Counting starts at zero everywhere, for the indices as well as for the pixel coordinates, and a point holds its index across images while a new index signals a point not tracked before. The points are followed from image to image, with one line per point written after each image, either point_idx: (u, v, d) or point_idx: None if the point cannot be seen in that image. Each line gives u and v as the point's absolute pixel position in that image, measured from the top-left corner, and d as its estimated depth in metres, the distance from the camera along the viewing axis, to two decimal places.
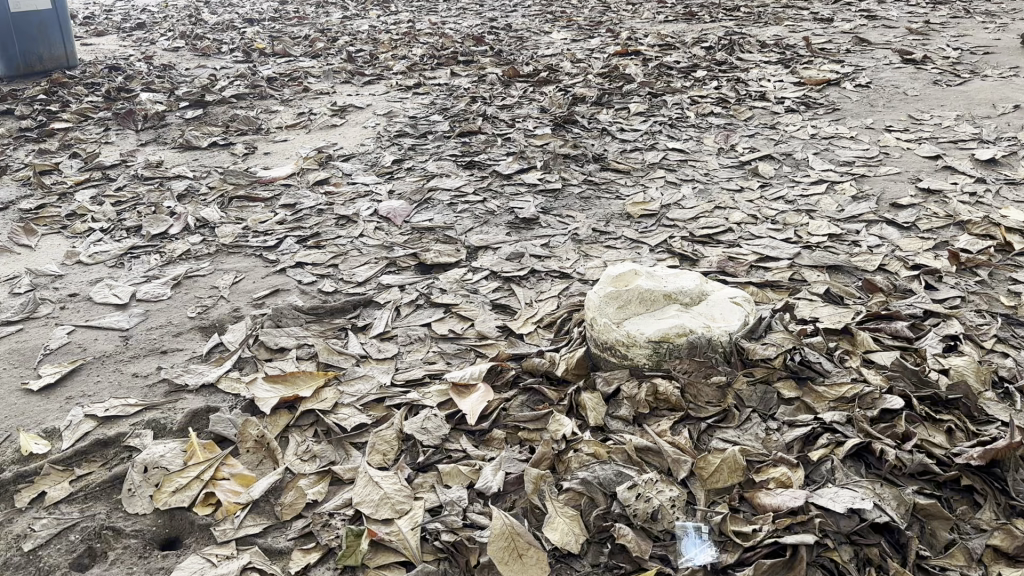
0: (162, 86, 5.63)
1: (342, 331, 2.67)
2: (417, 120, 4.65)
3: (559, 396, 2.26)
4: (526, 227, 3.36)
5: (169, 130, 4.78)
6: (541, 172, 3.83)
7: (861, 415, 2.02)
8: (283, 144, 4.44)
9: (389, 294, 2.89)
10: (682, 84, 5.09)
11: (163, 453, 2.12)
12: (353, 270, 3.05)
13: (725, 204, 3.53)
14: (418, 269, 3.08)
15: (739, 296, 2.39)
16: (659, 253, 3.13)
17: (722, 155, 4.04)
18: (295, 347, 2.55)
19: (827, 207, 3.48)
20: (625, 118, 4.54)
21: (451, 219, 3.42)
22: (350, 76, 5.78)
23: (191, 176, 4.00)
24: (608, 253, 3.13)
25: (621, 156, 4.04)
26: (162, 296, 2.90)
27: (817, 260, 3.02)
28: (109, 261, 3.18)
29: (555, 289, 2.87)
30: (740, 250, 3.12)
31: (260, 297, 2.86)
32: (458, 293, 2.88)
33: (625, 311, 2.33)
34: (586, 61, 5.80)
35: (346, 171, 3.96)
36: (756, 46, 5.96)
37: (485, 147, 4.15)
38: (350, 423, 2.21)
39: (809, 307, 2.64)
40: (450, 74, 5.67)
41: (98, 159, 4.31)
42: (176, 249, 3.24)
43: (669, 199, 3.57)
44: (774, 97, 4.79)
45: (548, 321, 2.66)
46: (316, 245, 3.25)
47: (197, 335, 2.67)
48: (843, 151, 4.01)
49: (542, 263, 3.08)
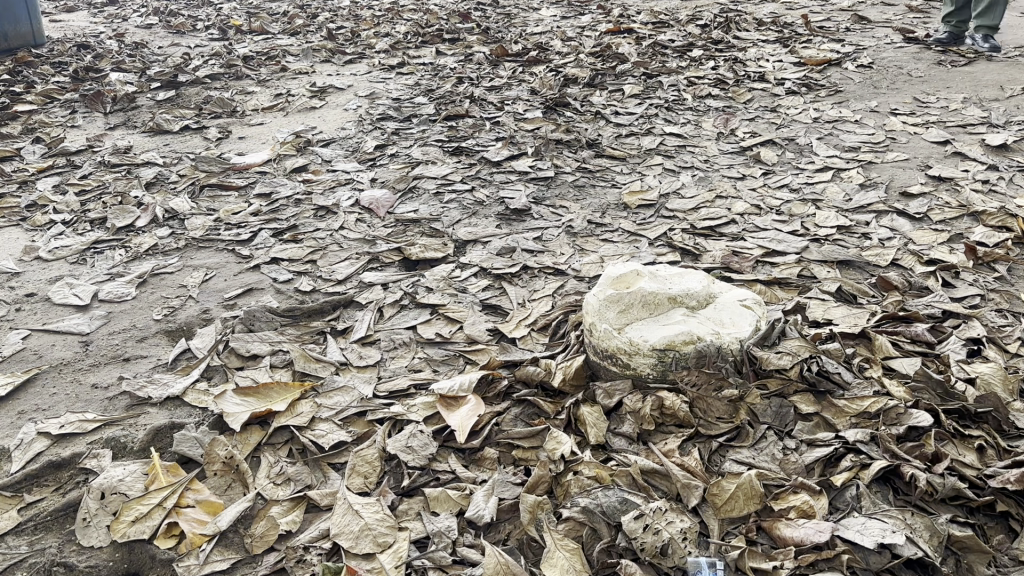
0: (132, 66, 5.37)
1: (320, 336, 2.47)
2: (401, 102, 4.43)
3: (556, 409, 2.09)
4: (517, 218, 3.17)
5: (139, 113, 4.54)
6: (532, 158, 3.64)
7: (888, 434, 1.85)
8: (258, 128, 4.21)
9: (372, 293, 2.69)
10: (677, 64, 4.88)
11: (122, 477, 1.93)
12: (332, 267, 2.85)
13: (727, 192, 3.35)
14: (402, 265, 2.88)
15: (750, 299, 2.20)
16: (658, 247, 2.94)
17: (721, 140, 3.85)
18: (269, 354, 2.35)
19: (834, 197, 3.30)
20: (619, 100, 4.34)
21: (437, 210, 3.22)
22: (329, 55, 5.53)
23: (160, 163, 3.77)
24: (605, 248, 2.95)
25: (616, 141, 3.84)
26: (126, 296, 2.69)
27: (826, 254, 2.85)
28: (70, 257, 2.96)
29: (549, 288, 2.69)
30: (744, 243, 2.94)
31: (232, 297, 2.66)
32: (445, 293, 2.68)
33: (626, 317, 2.14)
34: (576, 39, 5.58)
35: (325, 158, 3.75)
36: (753, 24, 5.75)
37: (473, 132, 3.94)
38: (328, 441, 2.02)
39: (822, 308, 2.47)
40: (435, 53, 5.43)
41: (62, 144, 4.07)
42: (142, 244, 3.02)
43: (667, 188, 3.38)
44: (774, 78, 4.60)
45: (543, 324, 2.48)
46: (292, 239, 3.04)
47: (163, 340, 2.47)
48: (848, 136, 3.83)
49: (535, 258, 2.89)
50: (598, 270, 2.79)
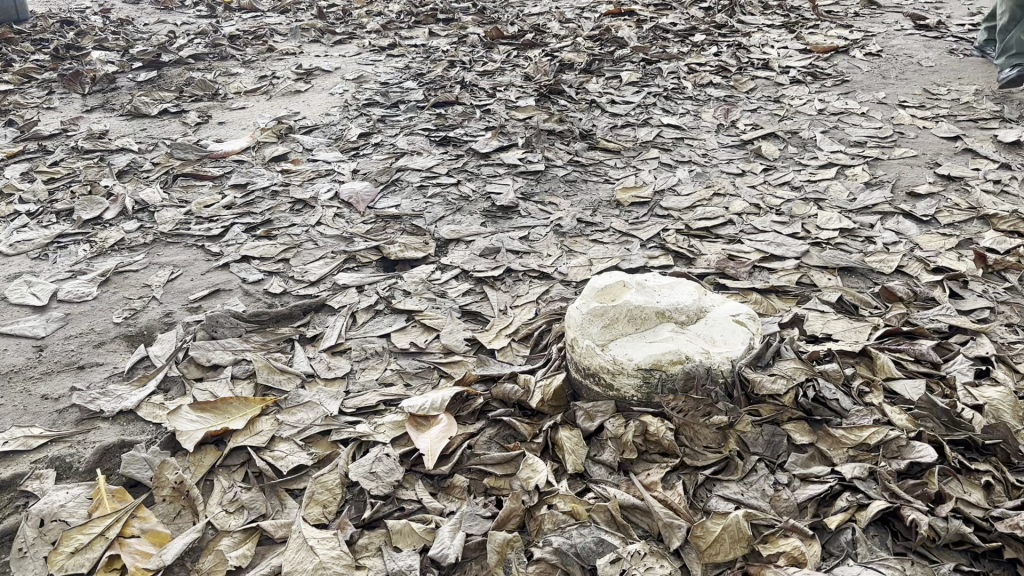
0: (115, 44, 5.19)
1: (288, 344, 2.33)
2: (390, 87, 4.26)
3: (532, 431, 1.94)
4: (503, 215, 3.02)
5: (119, 94, 4.37)
6: (523, 150, 3.47)
7: (888, 471, 1.71)
8: (240, 113, 4.04)
9: (345, 297, 2.55)
10: (679, 49, 4.70)
11: (64, 502, 1.79)
12: (306, 266, 2.70)
13: (725, 190, 3.19)
14: (380, 266, 2.74)
15: (743, 313, 2.06)
16: (650, 249, 2.79)
17: (721, 132, 3.68)
18: (230, 365, 2.22)
19: (837, 196, 3.14)
20: (616, 88, 4.17)
21: (420, 206, 3.06)
22: (319, 35, 5.34)
23: (135, 149, 3.61)
24: (594, 249, 2.80)
25: (611, 133, 3.68)
26: (86, 295, 2.55)
27: (827, 259, 2.69)
28: (32, 251, 2.81)
29: (533, 294, 2.54)
30: (741, 247, 2.79)
31: (197, 298, 2.52)
32: (423, 297, 2.54)
33: (611, 332, 1.99)
34: (575, 21, 5.38)
35: (306, 146, 3.59)
36: (758, 7, 5.55)
37: (462, 121, 3.78)
38: (287, 464, 1.88)
39: (821, 321, 2.32)
40: (428, 34, 5.24)
41: (35, 128, 3.90)
42: (108, 238, 2.87)
43: (663, 184, 3.23)
44: (778, 65, 4.41)
45: (524, 335, 2.34)
46: (266, 235, 2.89)
47: (121, 346, 2.32)
48: (854, 130, 3.66)
49: (520, 260, 2.74)
50: (585, 275, 2.64)
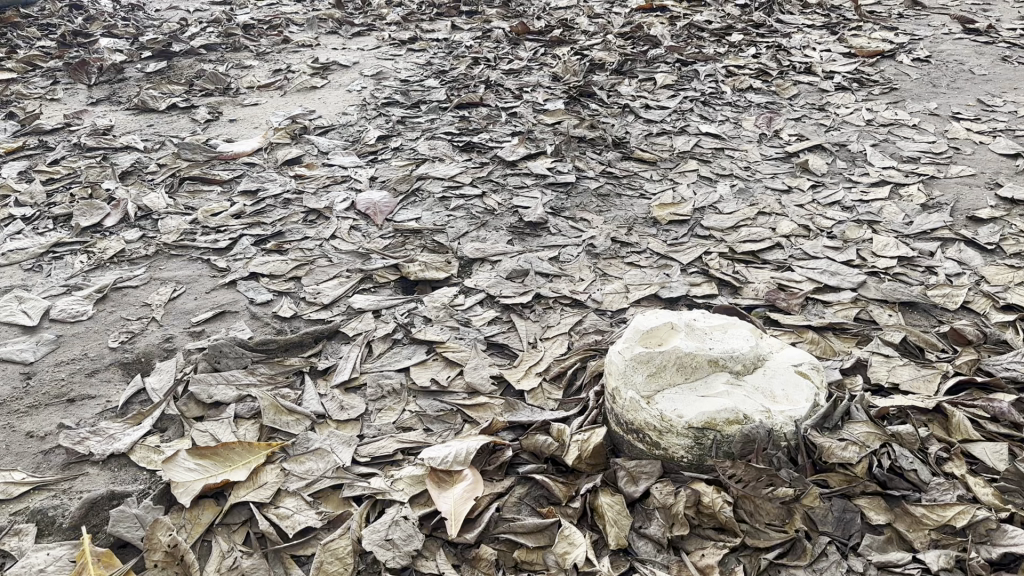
0: (124, 31, 4.97)
1: (297, 377, 2.13)
2: (410, 84, 4.04)
3: (568, 494, 1.73)
4: (531, 232, 2.81)
5: (126, 86, 4.16)
6: (552, 159, 3.26)
7: (979, 562, 1.49)
8: (252, 110, 3.83)
9: (361, 323, 2.34)
10: (715, 49, 4.45)
11: (44, 565, 1.58)
12: (318, 286, 2.50)
13: (771, 208, 2.96)
14: (398, 288, 2.54)
15: (805, 364, 1.84)
16: (692, 275, 2.57)
17: (764, 143, 3.45)
18: (234, 402, 2.02)
19: (891, 218, 2.90)
20: (649, 91, 3.93)
21: (442, 220, 2.86)
22: (336, 26, 5.12)
23: (140, 148, 3.41)
24: (631, 274, 2.58)
25: (646, 141, 3.45)
26: (81, 315, 2.35)
27: (886, 293, 2.47)
28: (25, 262, 2.61)
29: (565, 325, 2.33)
30: (791, 275, 2.56)
31: (200, 321, 2.33)
32: (445, 325, 2.33)
33: (657, 381, 1.78)
34: (605, 16, 5.14)
35: (322, 149, 3.38)
36: (797, 5, 5.28)
37: (487, 124, 3.56)
38: (293, 526, 1.68)
39: (886, 367, 2.09)
40: (450, 27, 5.01)
41: (37, 121, 3.69)
42: (108, 249, 2.67)
43: (703, 201, 3.00)
44: (822, 70, 4.16)
45: (556, 374, 2.13)
46: (276, 249, 2.69)
47: (116, 376, 2.13)
48: (906, 144, 3.41)
49: (550, 285, 2.52)
50: (622, 303, 2.42)
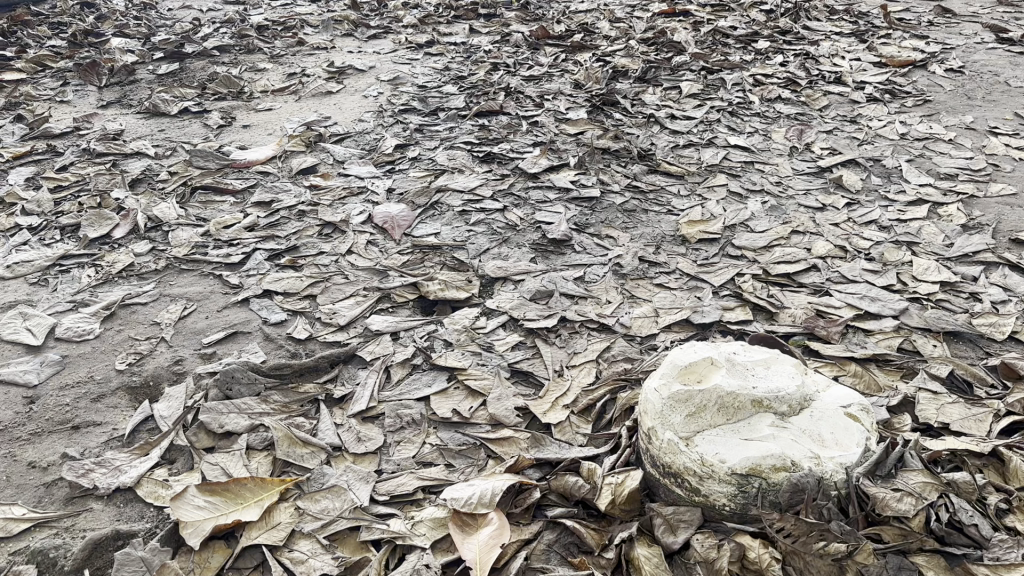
0: (136, 30, 4.89)
1: (313, 406, 2.03)
2: (428, 90, 3.94)
3: (602, 543, 1.62)
4: (555, 249, 2.70)
5: (137, 88, 4.07)
6: (575, 171, 3.15)
7: None
8: (266, 115, 3.74)
9: (379, 346, 2.24)
10: (741, 57, 4.33)
11: None
12: (334, 306, 2.39)
13: (805, 227, 2.85)
14: (417, 308, 2.44)
15: (853, 405, 1.73)
16: (725, 298, 2.46)
17: (795, 157, 3.33)
18: (246, 432, 1.91)
19: (931, 240, 2.78)
20: (675, 100, 3.82)
21: (462, 235, 2.75)
22: (352, 28, 5.02)
23: (151, 154, 3.32)
24: (660, 296, 2.47)
25: (672, 153, 3.34)
26: (87, 334, 2.25)
27: (929, 321, 2.35)
28: (31, 275, 2.51)
29: (593, 352, 2.23)
30: (829, 300, 2.45)
31: (211, 342, 2.23)
32: (467, 350, 2.22)
33: (697, 422, 1.68)
34: (626, 21, 5.02)
35: (338, 158, 3.28)
36: (823, 11, 5.15)
37: (507, 134, 3.45)
38: (308, 572, 1.58)
39: (934, 405, 1.98)
40: (468, 31, 4.90)
41: (45, 125, 3.60)
42: (116, 262, 2.58)
43: (734, 218, 2.89)
44: (852, 80, 4.04)
45: (584, 407, 2.02)
46: (291, 264, 2.59)
47: (123, 401, 2.03)
48: (943, 160, 3.29)
49: (576, 307, 2.41)
50: (652, 329, 2.32)
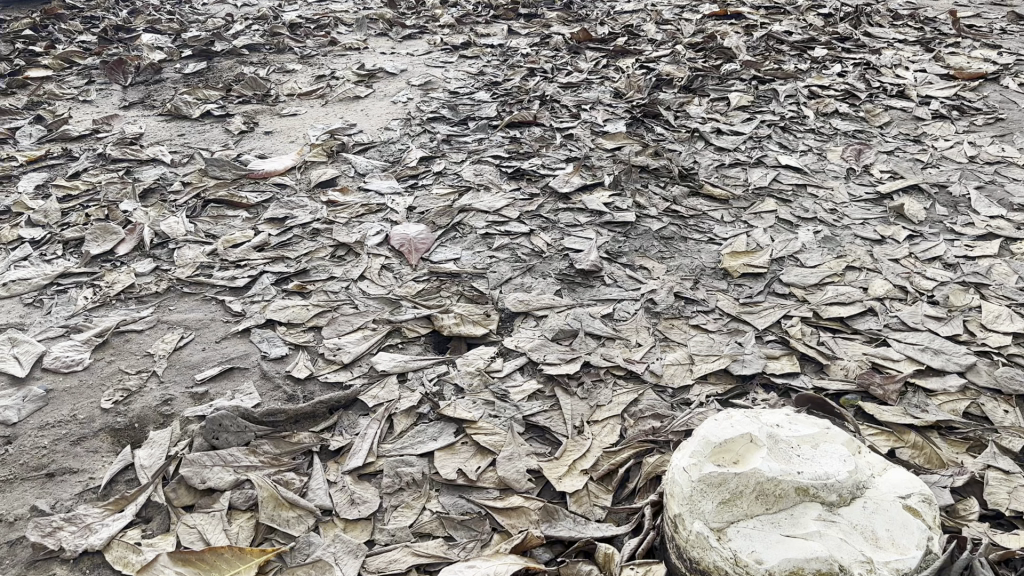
0: (168, 26, 4.77)
1: (305, 459, 1.85)
2: (460, 97, 3.74)
3: None
4: (583, 281, 2.48)
5: (162, 88, 3.94)
6: (610, 192, 2.93)
7: None
8: (290, 120, 3.58)
9: (383, 391, 2.05)
10: (796, 66, 4.05)
11: None
12: (339, 340, 2.22)
13: (861, 263, 2.60)
14: (429, 345, 2.25)
15: (913, 495, 1.50)
16: (769, 345, 2.22)
17: (851, 180, 3.07)
18: (229, 489, 1.75)
19: (1003, 281, 2.49)
20: (722, 113, 3.56)
21: (484, 262, 2.56)
22: (387, 27, 4.84)
23: (167, 161, 3.18)
24: (696, 340, 2.24)
25: (716, 173, 3.09)
26: (76, 365, 2.11)
27: (1000, 380, 2.08)
28: (27, 295, 2.38)
29: (618, 404, 2.01)
30: (886, 351, 2.20)
31: (205, 380, 2.06)
32: (479, 398, 2.03)
33: (732, 511, 1.46)
34: (674, 23, 4.76)
35: (359, 170, 3.11)
36: (887, 16, 4.83)
37: (540, 148, 3.24)
38: None
39: (1006, 490, 1.72)
40: (507, 32, 4.70)
41: (64, 126, 3.49)
42: (116, 283, 2.43)
43: (782, 250, 2.65)
44: (917, 94, 3.74)
45: (604, 473, 1.80)
46: (298, 290, 2.42)
47: (104, 446, 1.88)
48: (1017, 187, 2.98)
49: (602, 350, 2.20)
50: (685, 379, 2.09)
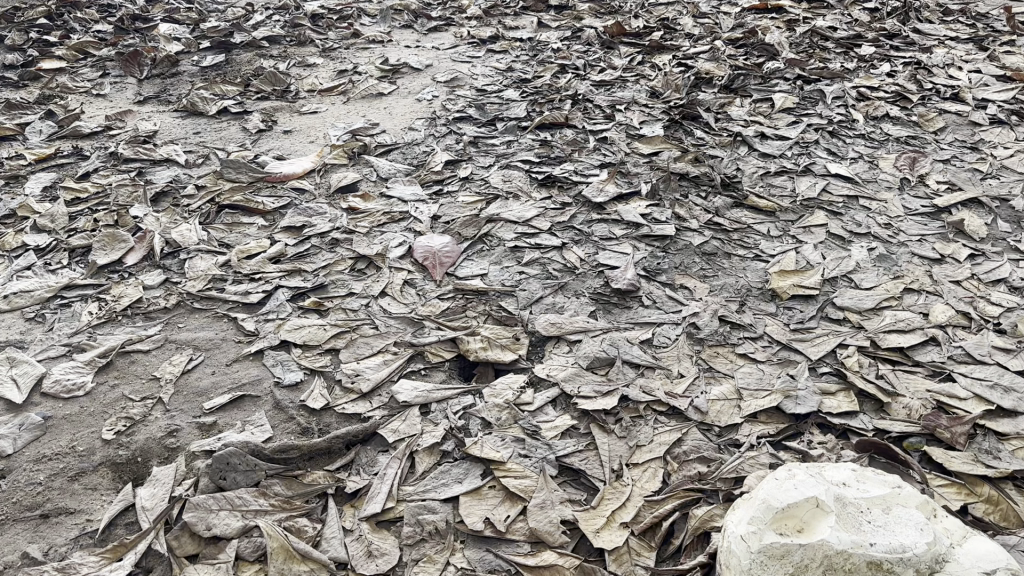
0: (186, 15, 4.63)
1: (319, 503, 1.70)
2: (487, 95, 3.57)
3: None
4: (620, 301, 2.31)
5: (178, 82, 3.80)
6: (647, 202, 2.75)
7: None
8: (310, 118, 3.43)
9: (404, 424, 1.89)
10: (842, 65, 3.84)
11: None
12: (358, 365, 2.06)
13: (920, 285, 2.40)
14: (454, 372, 2.09)
15: (999, 568, 1.31)
16: (823, 378, 2.04)
17: (906, 191, 2.87)
18: (237, 537, 1.60)
19: None
20: (765, 115, 3.37)
21: (513, 278, 2.40)
22: (412, 19, 4.67)
23: (180, 162, 3.04)
24: (744, 371, 2.07)
25: (761, 182, 2.90)
26: (77, 389, 1.97)
27: None
28: (29, 309, 2.25)
29: (660, 444, 1.84)
30: (952, 387, 2.01)
31: (213, 409, 1.92)
32: (508, 435, 1.87)
33: None
34: (711, 16, 4.55)
35: (381, 174, 2.95)
36: (936, 12, 4.59)
37: (572, 152, 3.07)
38: None
39: None
40: (536, 25, 4.51)
41: (76, 122, 3.36)
42: (123, 296, 2.29)
43: (835, 269, 2.46)
44: (972, 97, 3.52)
45: (646, 526, 1.64)
46: (315, 307, 2.27)
47: (103, 483, 1.74)
48: None
49: (641, 381, 2.03)
50: (732, 417, 1.92)
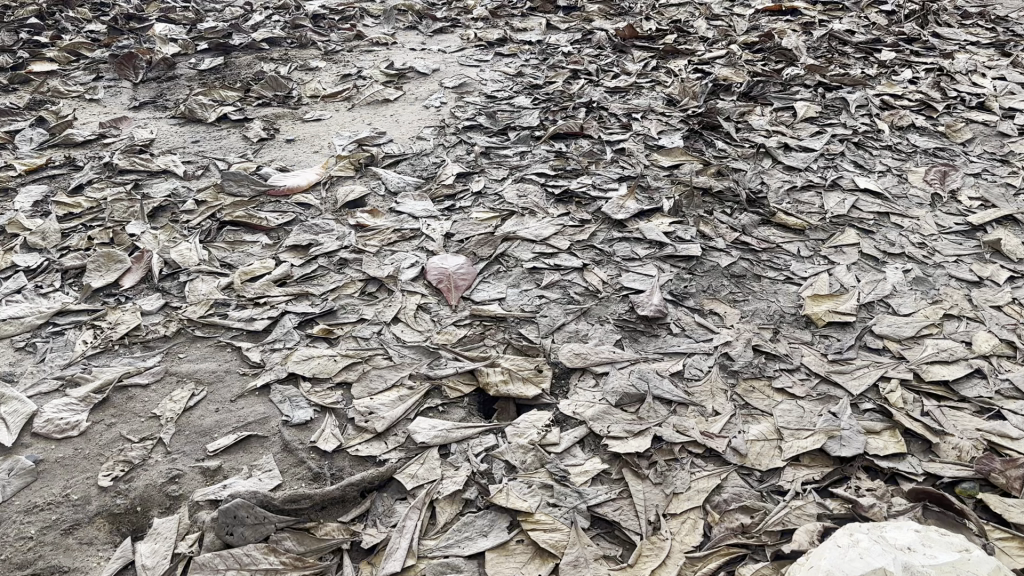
0: (183, 15, 4.48)
1: (334, 560, 1.57)
2: (497, 102, 3.44)
3: None
4: (646, 329, 2.19)
5: (175, 86, 3.66)
6: (670, 219, 2.63)
7: None
8: (314, 126, 3.29)
9: (423, 468, 1.77)
10: (863, 71, 3.72)
11: None
12: (372, 401, 1.93)
13: (961, 310, 2.28)
14: (474, 408, 1.96)
15: None
16: (867, 417, 1.92)
17: (938, 208, 2.74)
18: None
19: None
20: (787, 125, 3.24)
21: (532, 303, 2.27)
22: (416, 20, 4.53)
23: (178, 173, 2.90)
24: (782, 408, 1.94)
25: (787, 197, 2.78)
26: (71, 429, 1.83)
27: None
28: (19, 337, 2.11)
29: (698, 492, 1.71)
30: (1003, 426, 1.88)
31: (217, 451, 1.79)
32: (534, 481, 1.74)
33: None
34: (725, 18, 4.42)
35: (390, 188, 2.82)
36: (955, 15, 4.46)
37: (588, 164, 2.94)
38: None
39: None
40: (545, 26, 4.37)
41: (68, 130, 3.21)
42: (119, 323, 2.16)
43: (870, 293, 2.34)
44: (1000, 105, 3.39)
45: None
46: (324, 336, 2.14)
47: (100, 536, 1.61)
48: None
49: (674, 419, 1.90)
50: (773, 460, 1.79)
